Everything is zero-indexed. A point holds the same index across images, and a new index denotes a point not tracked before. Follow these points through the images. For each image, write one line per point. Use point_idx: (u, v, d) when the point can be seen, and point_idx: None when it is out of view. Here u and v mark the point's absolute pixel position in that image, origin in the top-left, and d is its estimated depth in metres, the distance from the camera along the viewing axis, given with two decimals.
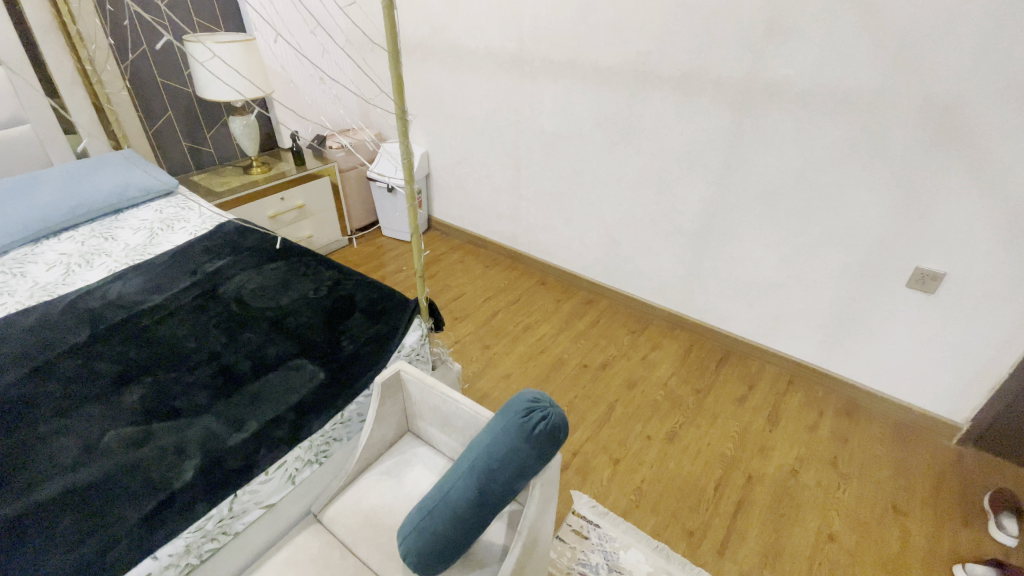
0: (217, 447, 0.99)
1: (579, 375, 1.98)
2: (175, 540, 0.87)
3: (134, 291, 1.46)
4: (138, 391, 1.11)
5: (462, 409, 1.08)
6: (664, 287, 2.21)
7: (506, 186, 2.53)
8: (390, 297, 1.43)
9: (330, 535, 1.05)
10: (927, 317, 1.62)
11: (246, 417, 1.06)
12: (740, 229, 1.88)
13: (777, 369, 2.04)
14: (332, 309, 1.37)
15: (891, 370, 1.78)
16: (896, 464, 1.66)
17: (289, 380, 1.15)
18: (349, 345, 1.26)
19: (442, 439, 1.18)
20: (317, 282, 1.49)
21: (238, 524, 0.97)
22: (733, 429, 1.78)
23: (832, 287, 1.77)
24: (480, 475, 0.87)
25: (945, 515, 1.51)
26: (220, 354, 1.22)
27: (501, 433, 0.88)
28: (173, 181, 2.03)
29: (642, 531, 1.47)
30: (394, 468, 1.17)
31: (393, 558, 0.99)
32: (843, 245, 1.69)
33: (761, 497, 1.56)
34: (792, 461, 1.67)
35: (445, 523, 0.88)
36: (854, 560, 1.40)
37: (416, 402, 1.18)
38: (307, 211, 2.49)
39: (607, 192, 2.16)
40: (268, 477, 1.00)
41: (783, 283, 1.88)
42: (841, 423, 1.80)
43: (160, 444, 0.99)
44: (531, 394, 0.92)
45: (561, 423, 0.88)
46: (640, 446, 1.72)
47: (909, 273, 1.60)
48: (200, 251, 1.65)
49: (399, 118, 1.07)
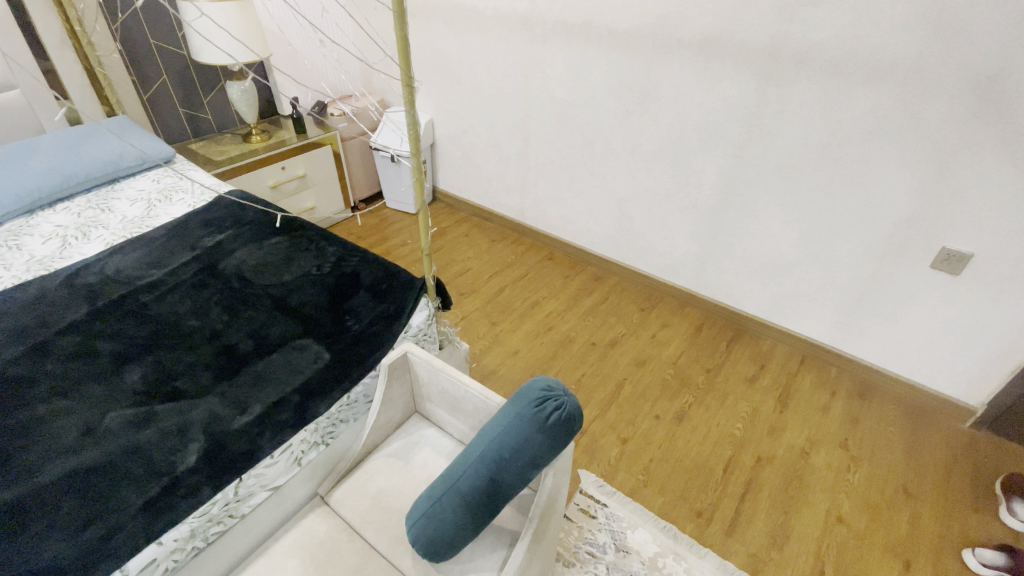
0: (221, 429, 0.97)
1: (587, 353, 1.95)
2: (179, 525, 0.85)
3: (133, 265, 1.42)
4: (139, 370, 1.08)
5: (472, 392, 1.05)
6: (676, 264, 2.16)
7: (514, 157, 2.44)
8: (397, 275, 1.38)
9: (337, 518, 1.03)
10: (950, 299, 1.57)
11: (249, 399, 1.03)
12: (758, 204, 1.81)
13: (788, 349, 2.00)
14: (336, 287, 1.33)
15: (907, 353, 1.74)
16: (908, 448, 1.64)
17: (293, 361, 1.12)
18: (354, 326, 1.22)
19: (451, 422, 1.15)
20: (321, 259, 1.43)
21: (245, 507, 0.94)
22: (743, 409, 1.76)
23: (853, 266, 1.71)
24: (491, 466, 0.85)
25: (957, 500, 1.49)
26: (221, 333, 1.18)
27: (512, 422, 0.85)
28: (170, 151, 1.92)
29: (650, 511, 1.46)
30: (402, 450, 1.15)
31: (402, 541, 0.98)
32: (866, 223, 1.62)
33: (770, 478, 1.55)
34: (802, 442, 1.65)
35: (455, 511, 0.87)
36: (863, 543, 1.39)
37: (424, 385, 1.15)
38: (309, 181, 2.42)
39: (620, 164, 2.08)
40: (274, 460, 0.97)
41: (800, 261, 1.82)
42: (853, 404, 1.78)
43: (163, 426, 0.97)
44: (545, 381, 0.88)
45: (576, 413, 0.84)
46: (648, 425, 1.70)
47: (934, 252, 1.54)
48: (199, 223, 1.60)
49: (404, 85, 1.00)
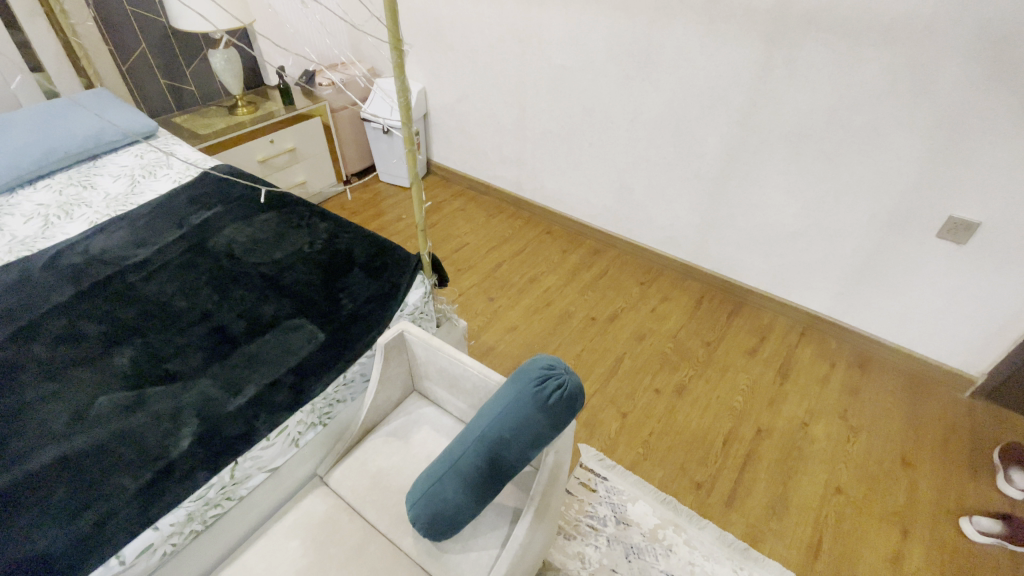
0: (215, 412, 0.95)
1: (586, 328, 1.93)
2: (175, 510, 0.84)
3: (119, 245, 1.38)
4: (128, 353, 1.06)
5: (471, 371, 1.02)
6: (677, 236, 2.12)
7: (510, 127, 2.37)
8: (391, 252, 1.33)
9: (337, 498, 1.02)
10: (955, 269, 1.55)
11: (243, 380, 1.01)
12: (762, 173, 1.76)
13: (789, 321, 1.98)
14: (328, 264, 1.28)
15: (909, 324, 1.73)
16: (906, 417, 1.64)
17: (286, 342, 1.09)
18: (349, 305, 1.18)
19: (450, 400, 1.14)
20: (312, 235, 1.38)
21: (243, 489, 0.93)
22: (743, 382, 1.75)
23: (857, 237, 1.68)
24: (491, 446, 0.83)
25: (955, 469, 1.50)
26: (212, 313, 1.15)
27: (511, 402, 0.83)
28: (153, 125, 1.85)
29: (650, 484, 1.47)
30: (401, 428, 1.13)
31: (403, 520, 0.98)
32: (872, 192, 1.58)
33: (769, 450, 1.55)
34: (801, 414, 1.65)
35: (456, 491, 0.86)
36: (861, 512, 1.40)
37: (421, 363, 1.13)
38: (300, 155, 2.34)
39: (620, 133, 2.02)
40: (270, 443, 0.96)
41: (803, 232, 1.78)
42: (853, 375, 1.78)
43: (155, 409, 0.95)
44: (545, 359, 0.85)
45: (577, 392, 0.81)
46: (648, 399, 1.69)
47: (939, 222, 1.51)
48: (186, 200, 1.55)
49: (393, 49, 0.94)
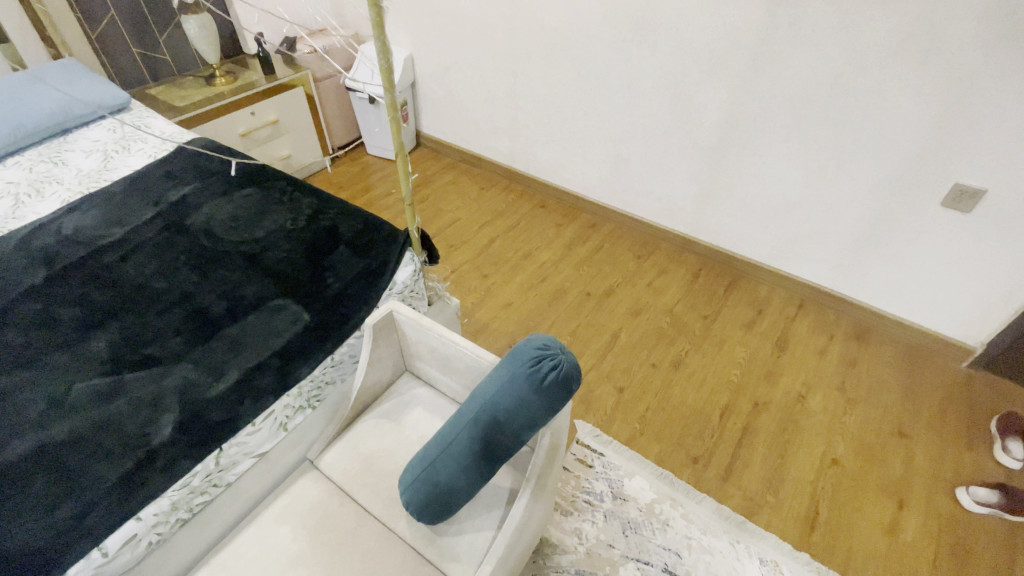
0: (197, 397, 0.91)
1: (582, 304, 1.90)
2: (158, 499, 0.81)
3: (92, 224, 1.31)
4: (105, 338, 1.01)
5: (464, 351, 0.99)
6: (674, 208, 2.06)
7: (502, 96, 2.28)
8: (378, 228, 1.28)
9: (328, 482, 0.99)
10: (958, 238, 1.51)
11: (225, 364, 0.97)
12: (762, 141, 1.70)
13: (787, 293, 1.96)
14: (312, 242, 1.23)
15: (909, 295, 1.70)
16: (904, 389, 1.63)
17: (270, 323, 1.05)
18: (335, 284, 1.14)
19: (442, 380, 1.10)
20: (295, 211, 1.32)
21: (230, 475, 0.91)
22: (740, 355, 1.73)
23: (859, 206, 1.64)
24: (484, 429, 0.80)
25: (952, 439, 1.50)
26: (192, 295, 1.10)
27: (504, 384, 0.79)
28: (125, 97, 1.78)
29: (646, 460, 1.46)
30: (393, 409, 1.10)
31: (397, 504, 0.95)
32: (876, 159, 1.53)
33: (766, 423, 1.54)
34: (798, 387, 1.64)
35: (449, 474, 0.84)
36: (858, 484, 1.40)
37: (412, 344, 1.09)
38: (283, 128, 2.25)
39: (616, 100, 1.94)
40: (256, 428, 0.92)
41: (803, 201, 1.74)
42: (850, 347, 1.76)
43: (134, 396, 0.91)
44: (540, 339, 0.81)
45: (574, 372, 0.77)
46: (644, 373, 1.67)
47: (944, 190, 1.47)
48: (161, 176, 1.48)
49: (372, 7, 0.87)
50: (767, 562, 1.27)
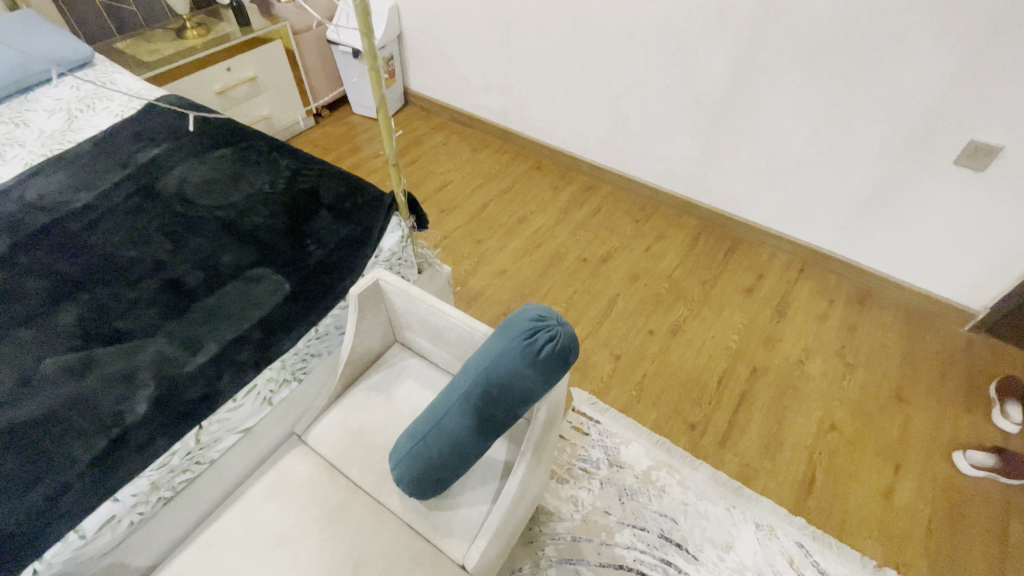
0: (172, 373, 0.86)
1: (578, 270, 1.84)
2: (137, 480, 0.77)
3: (57, 189, 1.23)
4: (74, 310, 0.95)
5: (455, 322, 0.94)
6: (675, 168, 1.98)
7: (494, 49, 2.15)
8: (362, 191, 1.20)
9: (317, 457, 0.96)
10: (970, 197, 1.45)
11: (202, 338, 0.92)
12: (769, 96, 1.61)
13: (788, 257, 1.91)
14: (292, 206, 1.16)
15: (914, 257, 1.66)
16: (904, 353, 1.61)
17: (249, 293, 0.99)
18: (317, 251, 1.07)
19: (434, 351, 1.06)
20: (273, 173, 1.24)
21: (213, 452, 0.87)
22: (739, 320, 1.70)
23: (867, 165, 1.57)
24: (477, 404, 0.76)
25: (951, 403, 1.49)
26: (165, 264, 1.04)
27: (497, 357, 0.74)
28: (88, 52, 1.66)
29: (643, 427, 1.45)
30: (384, 382, 1.06)
31: (388, 478, 0.92)
32: (888, 115, 1.45)
33: (764, 388, 1.52)
34: (798, 352, 1.62)
35: (441, 450, 0.80)
36: (854, 448, 1.40)
37: (401, 314, 1.04)
38: (262, 85, 2.12)
39: (615, 51, 1.82)
40: (238, 404, 0.89)
41: (810, 161, 1.66)
42: (851, 311, 1.73)
43: (107, 372, 0.86)
44: (536, 309, 0.76)
45: (572, 344, 0.73)
46: (642, 340, 1.64)
47: (959, 146, 1.39)
48: (129, 136, 1.38)
49: None
50: (763, 527, 1.27)
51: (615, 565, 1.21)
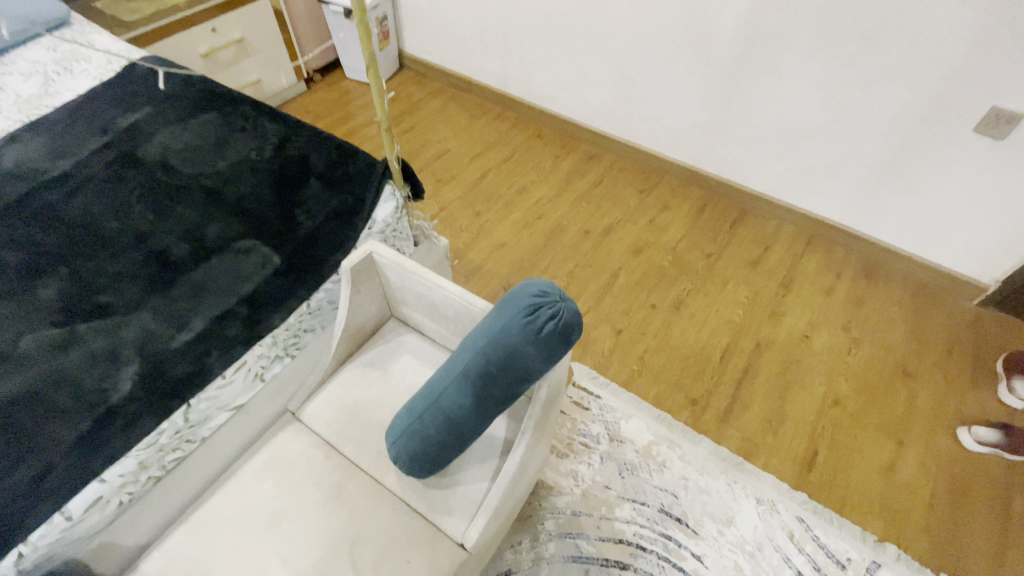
0: (158, 349, 0.83)
1: (580, 242, 1.80)
2: (124, 460, 0.75)
3: (33, 155, 1.17)
4: (55, 284, 0.91)
5: (452, 298, 0.90)
6: (681, 137, 1.91)
7: (492, 8, 2.04)
8: (353, 158, 1.14)
9: (311, 435, 0.94)
10: (988, 167, 1.39)
11: (188, 313, 0.88)
12: (783, 59, 1.53)
13: (796, 229, 1.86)
14: (281, 175, 1.10)
15: (926, 230, 1.61)
16: (911, 328, 1.58)
17: (237, 266, 0.95)
18: (307, 222, 1.03)
19: (431, 327, 1.02)
20: (260, 139, 1.18)
21: (204, 430, 0.85)
22: (744, 294, 1.66)
23: (882, 133, 1.50)
24: (475, 383, 0.73)
25: (956, 378, 1.47)
26: (148, 235, 0.99)
27: (496, 335, 0.71)
28: (64, 10, 1.57)
29: (644, 402, 1.43)
30: (379, 358, 1.02)
31: (385, 456, 0.90)
32: (907, 80, 1.38)
33: (768, 363, 1.50)
34: (803, 326, 1.58)
35: (438, 429, 0.78)
36: (857, 423, 1.38)
37: (396, 288, 1.00)
38: (249, 47, 2.02)
39: (621, 11, 1.73)
40: (227, 381, 0.86)
41: (822, 128, 1.60)
42: (858, 285, 1.69)
43: (90, 349, 0.82)
44: (537, 285, 0.72)
45: (575, 322, 0.69)
46: (644, 315, 1.61)
47: (979, 113, 1.33)
48: (109, 100, 1.31)
49: None
50: (764, 502, 1.26)
51: (615, 539, 1.21)
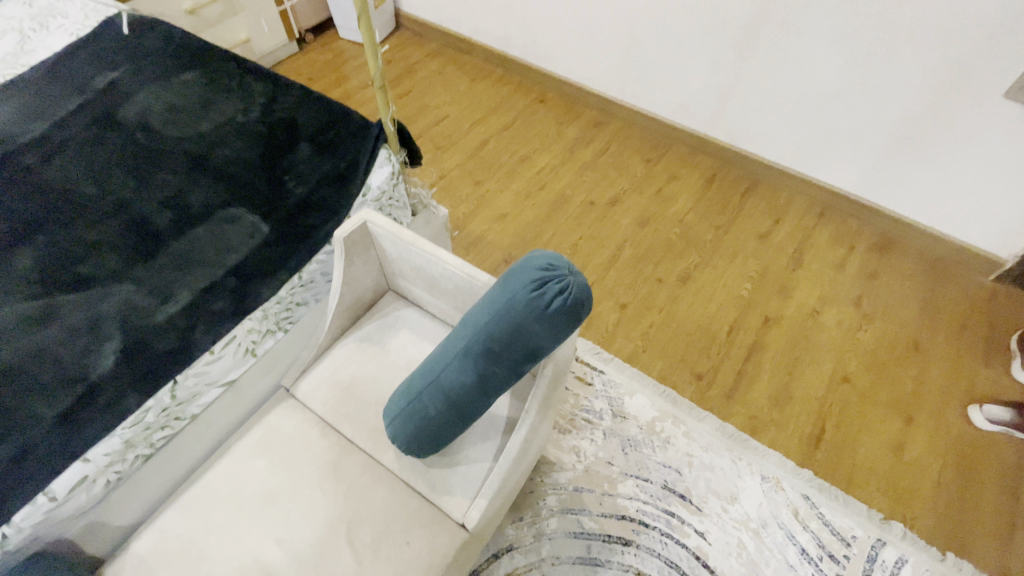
0: (141, 324, 0.79)
1: (584, 213, 1.73)
2: (108, 439, 0.71)
3: (6, 117, 1.10)
4: (31, 254, 0.86)
5: (453, 271, 0.85)
6: (692, 102, 1.83)
7: None
8: (345, 120, 1.07)
9: (306, 412, 0.90)
10: (1016, 136, 1.32)
11: (173, 285, 0.83)
12: (804, 18, 1.44)
13: (808, 201, 1.79)
14: (269, 138, 1.03)
15: (944, 202, 1.55)
16: (923, 304, 1.54)
17: (223, 236, 0.89)
18: (297, 189, 0.97)
19: (430, 300, 0.97)
20: (246, 100, 1.11)
21: (193, 407, 0.81)
22: (753, 268, 1.61)
23: (906, 99, 1.42)
24: (477, 362, 0.68)
25: (968, 355, 1.43)
26: (129, 202, 0.93)
27: (499, 311, 0.66)
28: None
29: (649, 377, 1.40)
30: (376, 333, 0.98)
31: (383, 435, 0.87)
32: (937, 40, 1.29)
33: (776, 339, 1.46)
34: (813, 301, 1.54)
35: (437, 408, 0.74)
36: (866, 400, 1.35)
37: (393, 260, 0.94)
38: (237, 3, 1.91)
39: None
40: (216, 356, 0.82)
41: (842, 94, 1.51)
42: (871, 259, 1.64)
43: (69, 323, 0.78)
44: (545, 257, 0.66)
45: (585, 297, 0.64)
46: (650, 289, 1.56)
47: (1011, 77, 1.25)
48: (86, 58, 1.23)
49: None
50: (769, 479, 1.24)
51: (618, 515, 1.19)
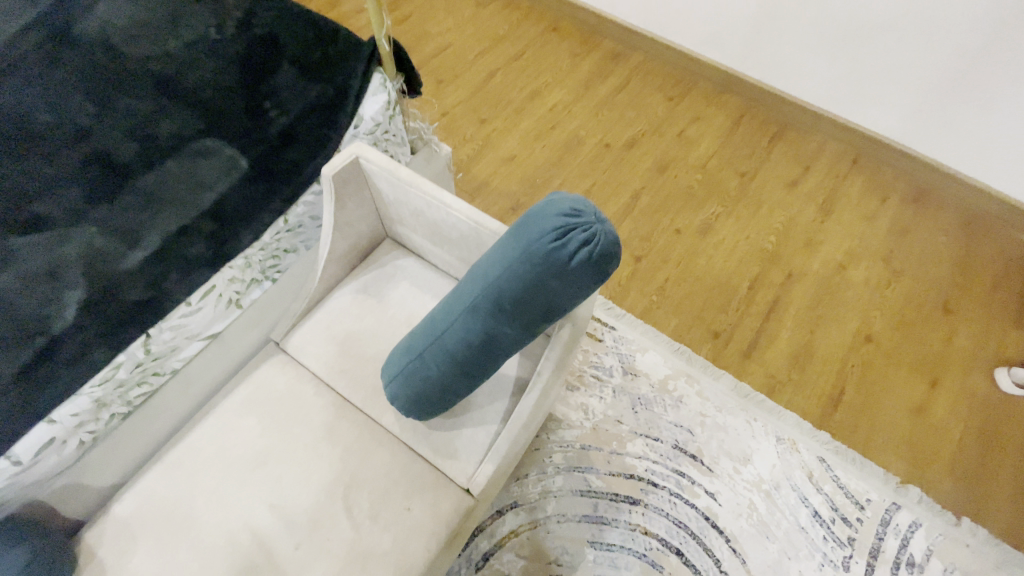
0: (107, 270, 0.70)
1: (599, 157, 1.60)
2: (75, 398, 0.65)
3: None
4: None
5: (456, 216, 0.75)
6: (722, 32, 1.65)
7: None
8: (333, 39, 0.94)
9: (298, 368, 0.83)
10: None
11: (141, 227, 0.74)
12: None
13: (841, 146, 1.65)
14: (246, 59, 0.90)
15: (996, 149, 1.39)
16: (958, 260, 1.44)
17: (196, 172, 0.79)
18: (280, 120, 0.86)
19: (431, 250, 0.88)
20: (219, 11, 0.96)
21: (172, 362, 0.75)
22: (778, 219, 1.50)
23: (963, 31, 1.24)
24: (486, 321, 0.60)
25: (1001, 316, 1.35)
26: (87, 130, 0.81)
27: (512, 263, 0.57)
28: None
29: (662, 334, 1.33)
30: (373, 284, 0.89)
31: (382, 394, 0.80)
32: None
33: (799, 296, 1.38)
34: (840, 256, 1.44)
35: (440, 370, 0.67)
36: (890, 360, 1.29)
37: (390, 204, 0.84)
38: None
39: None
40: (194, 308, 0.74)
41: (891, 24, 1.32)
42: (905, 211, 1.53)
43: (24, 268, 0.69)
44: (568, 202, 0.56)
45: (613, 250, 0.55)
46: (667, 240, 1.46)
47: None
48: None
49: None
50: (784, 441, 1.19)
51: (625, 475, 1.16)
